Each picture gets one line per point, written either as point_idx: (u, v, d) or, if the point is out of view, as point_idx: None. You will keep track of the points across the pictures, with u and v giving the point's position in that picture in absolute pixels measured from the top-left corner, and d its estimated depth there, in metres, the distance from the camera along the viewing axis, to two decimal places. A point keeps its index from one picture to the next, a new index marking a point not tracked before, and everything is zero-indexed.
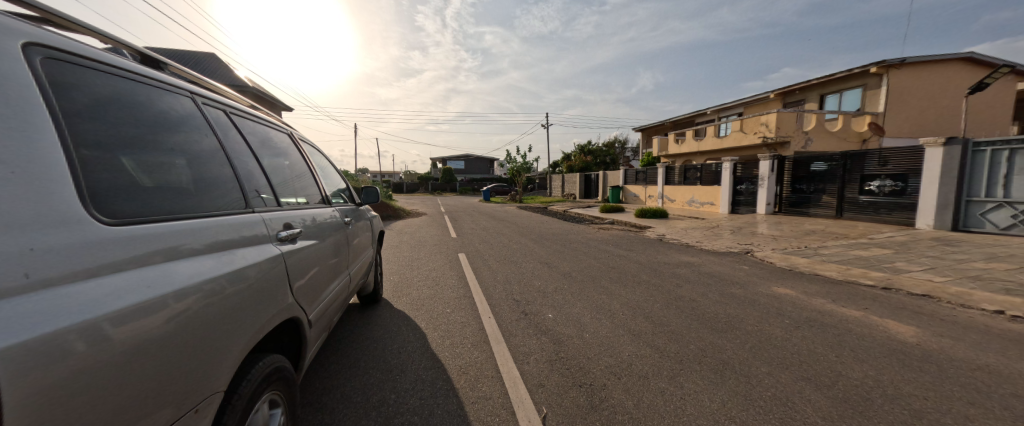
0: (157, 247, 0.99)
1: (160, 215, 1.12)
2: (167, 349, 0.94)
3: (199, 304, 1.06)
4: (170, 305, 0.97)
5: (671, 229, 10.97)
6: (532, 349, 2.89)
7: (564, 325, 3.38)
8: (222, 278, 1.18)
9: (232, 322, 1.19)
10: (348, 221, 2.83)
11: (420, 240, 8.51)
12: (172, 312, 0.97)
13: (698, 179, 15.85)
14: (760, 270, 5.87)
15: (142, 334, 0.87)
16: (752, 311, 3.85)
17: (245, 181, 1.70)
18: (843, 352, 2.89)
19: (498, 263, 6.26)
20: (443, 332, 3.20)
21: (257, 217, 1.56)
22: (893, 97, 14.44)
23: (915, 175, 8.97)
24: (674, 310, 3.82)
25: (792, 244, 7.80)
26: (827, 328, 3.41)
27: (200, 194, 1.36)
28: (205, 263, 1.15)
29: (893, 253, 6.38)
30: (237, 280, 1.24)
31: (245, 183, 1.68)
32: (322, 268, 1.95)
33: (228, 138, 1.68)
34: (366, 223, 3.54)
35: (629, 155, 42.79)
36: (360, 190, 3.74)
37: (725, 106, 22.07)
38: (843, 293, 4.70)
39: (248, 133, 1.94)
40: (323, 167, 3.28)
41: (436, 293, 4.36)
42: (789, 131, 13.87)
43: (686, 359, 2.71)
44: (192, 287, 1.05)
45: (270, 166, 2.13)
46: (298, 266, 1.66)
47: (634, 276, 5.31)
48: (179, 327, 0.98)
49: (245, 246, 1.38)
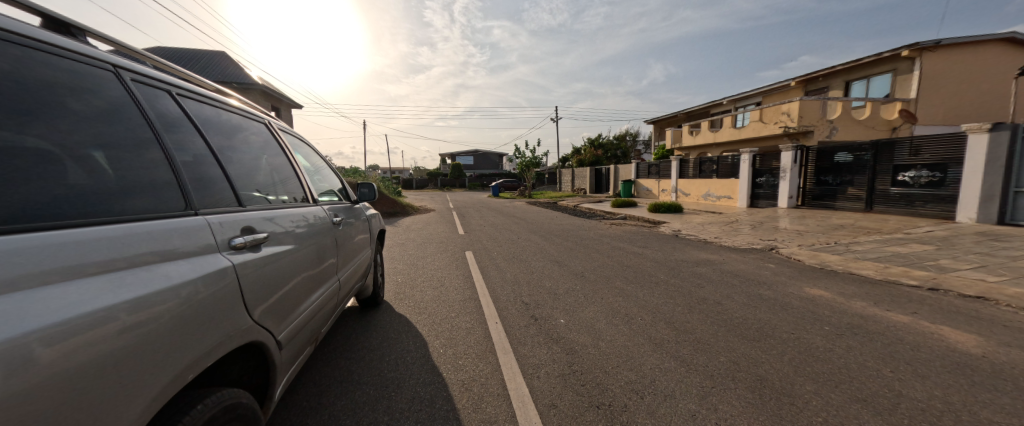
0: (91, 254, 0.82)
1: (80, 218, 0.91)
2: (94, 382, 0.75)
3: (146, 320, 0.89)
4: (110, 321, 0.80)
5: (686, 225, 10.52)
6: (542, 361, 2.62)
7: (577, 332, 3.10)
8: (169, 292, 0.97)
9: (169, 350, 0.96)
10: (336, 221, 2.55)
11: (427, 237, 8.31)
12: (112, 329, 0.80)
13: (715, 172, 15.24)
14: (787, 268, 5.46)
15: (69, 359, 0.70)
16: (785, 316, 3.49)
17: (226, 180, 1.59)
18: (898, 366, 2.53)
19: (506, 261, 5.99)
20: (445, 339, 2.95)
21: (202, 221, 1.25)
22: (927, 82, 13.49)
23: (955, 164, 8.28)
24: (698, 315, 3.50)
25: (821, 240, 7.29)
26: (873, 337, 3.04)
27: (188, 191, 1.32)
28: (150, 273, 0.96)
29: (935, 249, 5.86)
30: (178, 298, 0.99)
31: (205, 181, 1.44)
32: (296, 279, 1.66)
33: (206, 135, 1.58)
34: (362, 223, 3.29)
35: (641, 148, 41.82)
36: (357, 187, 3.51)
37: (743, 95, 21.18)
38: (883, 294, 4.28)
39: (227, 127, 1.80)
40: (310, 163, 3.01)
41: (441, 295, 4.12)
42: (813, 120, 13.13)
43: (717, 374, 2.39)
44: (143, 300, 0.89)
45: (251, 163, 1.97)
46: (258, 280, 1.36)
47: (651, 276, 4.97)
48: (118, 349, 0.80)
49: (187, 255, 1.10)
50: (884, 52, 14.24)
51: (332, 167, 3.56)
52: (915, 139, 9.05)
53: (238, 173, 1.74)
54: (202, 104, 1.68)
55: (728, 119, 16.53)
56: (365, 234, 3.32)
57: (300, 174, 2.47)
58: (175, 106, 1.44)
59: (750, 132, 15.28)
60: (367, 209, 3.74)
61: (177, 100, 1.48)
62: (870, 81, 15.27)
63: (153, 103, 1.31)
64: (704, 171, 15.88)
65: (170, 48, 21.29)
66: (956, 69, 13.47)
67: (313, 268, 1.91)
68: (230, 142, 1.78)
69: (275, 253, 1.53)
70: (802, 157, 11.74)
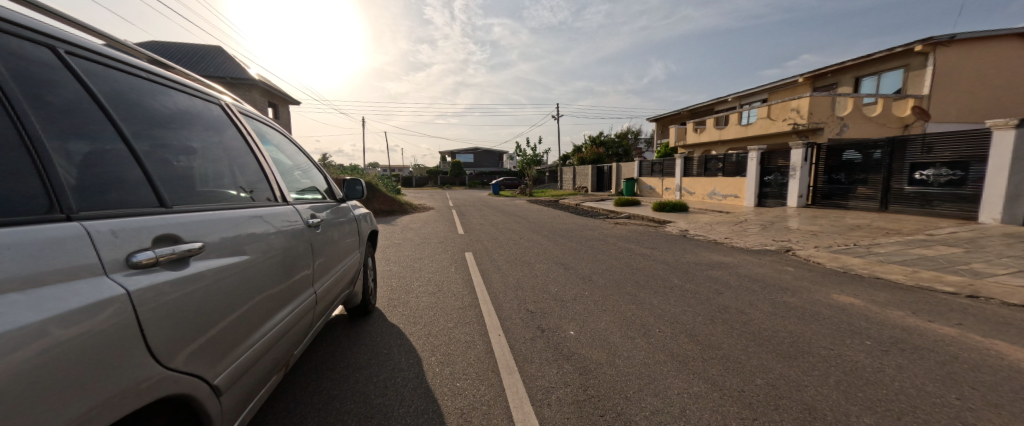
0: (35, 256, 0.63)
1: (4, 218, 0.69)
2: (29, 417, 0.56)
3: (97, 327, 0.70)
4: (50, 333, 0.61)
5: (693, 224, 10.17)
6: (553, 383, 2.29)
7: (590, 346, 2.77)
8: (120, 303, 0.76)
9: (113, 379, 0.73)
10: (314, 224, 2.17)
11: (426, 237, 7.98)
12: (53, 344, 0.61)
13: (721, 170, 14.88)
14: (807, 272, 5.14)
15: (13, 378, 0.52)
16: (817, 328, 3.16)
17: (182, 178, 1.34)
18: (963, 392, 2.19)
19: (508, 264, 5.65)
20: (442, 356, 2.62)
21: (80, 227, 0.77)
22: (940, 78, 13.09)
23: (979, 161, 7.91)
24: (722, 326, 3.17)
25: (838, 242, 6.94)
26: (922, 353, 2.71)
27: (156, 187, 1.17)
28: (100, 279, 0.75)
29: (963, 252, 5.51)
30: (108, 322, 0.73)
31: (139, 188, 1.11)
32: (248, 302, 1.27)
33: (177, 129, 1.41)
34: (349, 225, 2.92)
35: (643, 146, 41.36)
36: (343, 184, 3.14)
37: (749, 92, 20.74)
38: (918, 301, 3.95)
39: (191, 114, 1.52)
40: (287, 154, 2.60)
41: (438, 301, 3.80)
42: (823, 117, 12.76)
43: (756, 402, 2.07)
44: (92, 306, 0.70)
45: (212, 155, 1.63)
46: (181, 311, 0.93)
47: (664, 280, 4.65)
48: (63, 368, 0.62)
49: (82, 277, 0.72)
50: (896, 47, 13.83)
51: (314, 160, 3.15)
52: (928, 137, 8.85)
53: (203, 168, 1.52)
54: (184, 93, 1.55)
55: (735, 116, 16.12)
56: (355, 236, 3.03)
57: (268, 169, 2.07)
58: (166, 103, 1.38)
59: (758, 129, 14.91)
60: (357, 209, 3.44)
61: (166, 95, 1.41)
62: (881, 78, 14.88)
63: (143, 100, 1.26)
64: (710, 169, 15.52)
65: (165, 43, 20.91)
66: (971, 64, 13.07)
67: (282, 279, 1.60)
68: (186, 130, 1.46)
69: (235, 263, 1.23)
70: (813, 154, 11.40)
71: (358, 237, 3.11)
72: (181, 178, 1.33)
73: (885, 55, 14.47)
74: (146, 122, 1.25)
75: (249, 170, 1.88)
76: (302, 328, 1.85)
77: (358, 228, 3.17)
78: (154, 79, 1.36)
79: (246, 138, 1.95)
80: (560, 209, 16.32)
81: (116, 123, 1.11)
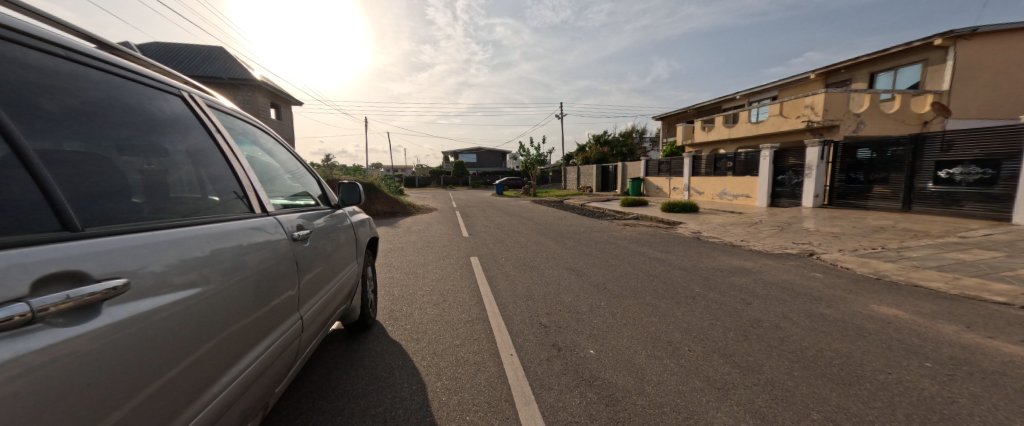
0: None
1: None
2: None
3: None
4: None
5: (706, 225, 9.81)
6: (576, 416, 1.99)
7: (614, 369, 2.47)
8: None
9: None
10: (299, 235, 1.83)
11: (429, 241, 7.70)
12: None
13: (731, 169, 14.48)
14: (836, 278, 4.80)
15: None
16: (865, 346, 2.84)
17: (120, 190, 1.08)
18: None
19: (516, 269, 5.35)
20: (449, 381, 2.33)
21: None
22: (961, 72, 12.62)
23: (1010, 159, 7.59)
24: (757, 343, 2.86)
25: (864, 245, 6.57)
26: (993, 378, 2.38)
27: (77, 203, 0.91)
28: None
29: (1004, 257, 5.14)
30: None
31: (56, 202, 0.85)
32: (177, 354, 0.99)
33: (120, 129, 1.16)
34: (345, 234, 2.58)
35: (648, 146, 40.85)
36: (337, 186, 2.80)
37: (759, 89, 20.25)
38: (967, 312, 3.61)
39: (149, 112, 1.28)
40: (273, 156, 2.28)
41: (443, 314, 3.51)
42: (839, 114, 12.35)
43: None
44: None
45: (172, 160, 1.37)
46: (58, 389, 0.65)
47: (684, 288, 4.34)
48: None
49: None
50: (914, 41, 13.38)
51: (304, 163, 2.82)
52: (947, 134, 8.60)
53: (157, 176, 1.27)
54: (145, 87, 1.30)
55: (745, 114, 15.71)
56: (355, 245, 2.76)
57: (247, 177, 1.76)
58: (159, 107, 1.35)
59: (769, 126, 14.50)
60: (359, 213, 3.18)
61: (160, 98, 1.37)
62: (898, 73, 14.40)
63: (78, 93, 1.03)
64: (720, 168, 15.13)
65: (168, 44, 20.83)
66: (993, 58, 12.58)
67: (247, 311, 1.32)
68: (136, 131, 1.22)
69: (163, 304, 0.94)
70: (828, 152, 11.00)
71: (359, 244, 2.83)
72: (160, 183, 1.26)
73: (901, 50, 14.01)
74: (74, 119, 1.01)
75: (221, 179, 1.59)
76: (278, 365, 1.55)
77: (360, 234, 2.90)
78: (102, 69, 1.12)
79: (220, 142, 1.64)
80: (566, 210, 15.99)
81: (64, 126, 0.97)
